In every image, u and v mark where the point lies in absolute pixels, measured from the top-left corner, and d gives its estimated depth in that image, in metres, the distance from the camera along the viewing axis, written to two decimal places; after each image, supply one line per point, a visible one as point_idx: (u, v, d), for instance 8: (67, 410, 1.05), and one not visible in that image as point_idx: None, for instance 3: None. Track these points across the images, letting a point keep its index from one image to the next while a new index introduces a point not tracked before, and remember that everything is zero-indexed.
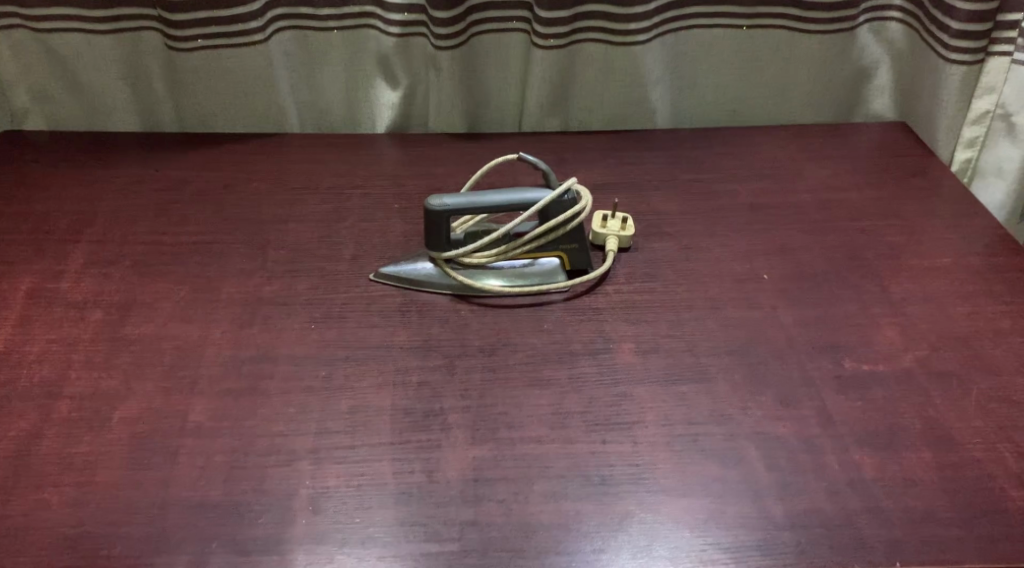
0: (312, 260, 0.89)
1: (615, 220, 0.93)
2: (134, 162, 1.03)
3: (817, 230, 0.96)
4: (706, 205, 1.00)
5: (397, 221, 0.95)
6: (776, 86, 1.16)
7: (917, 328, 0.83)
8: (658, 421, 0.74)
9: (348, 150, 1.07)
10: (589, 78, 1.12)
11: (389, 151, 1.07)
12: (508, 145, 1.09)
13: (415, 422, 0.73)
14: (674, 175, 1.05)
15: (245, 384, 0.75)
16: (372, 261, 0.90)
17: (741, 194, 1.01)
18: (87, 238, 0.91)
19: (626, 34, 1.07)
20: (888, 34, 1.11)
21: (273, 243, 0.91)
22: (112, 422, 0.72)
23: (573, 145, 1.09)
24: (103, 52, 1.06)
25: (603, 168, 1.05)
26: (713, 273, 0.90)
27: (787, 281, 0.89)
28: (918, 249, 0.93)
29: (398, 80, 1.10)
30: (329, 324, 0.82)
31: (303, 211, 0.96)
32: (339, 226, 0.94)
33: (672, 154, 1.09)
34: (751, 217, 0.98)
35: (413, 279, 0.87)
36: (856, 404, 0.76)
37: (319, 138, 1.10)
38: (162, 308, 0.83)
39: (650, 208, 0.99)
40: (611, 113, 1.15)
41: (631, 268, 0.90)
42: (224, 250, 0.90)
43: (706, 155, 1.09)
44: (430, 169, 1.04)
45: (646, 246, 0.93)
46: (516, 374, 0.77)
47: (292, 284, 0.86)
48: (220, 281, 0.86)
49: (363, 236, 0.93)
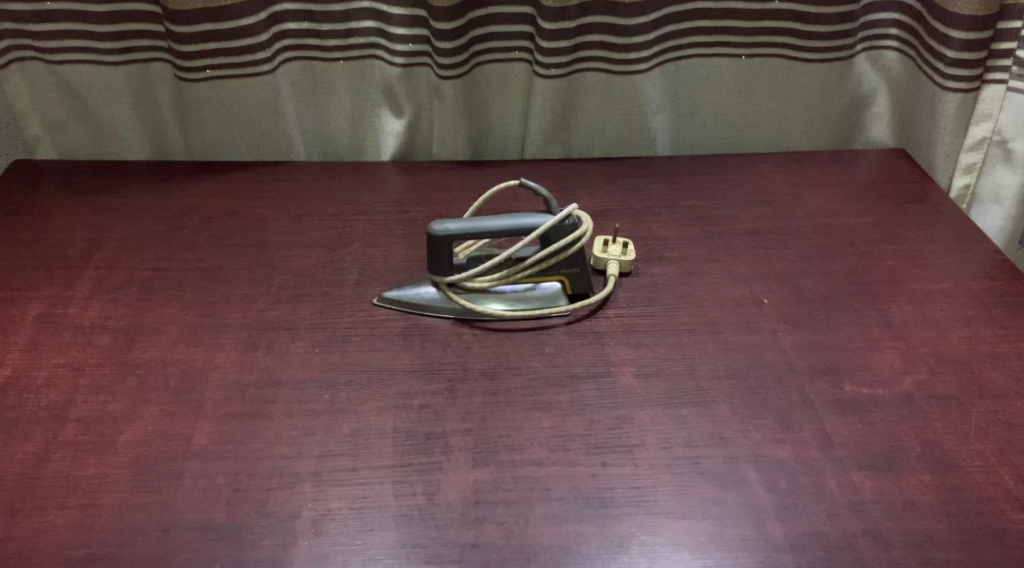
0: (317, 285, 0.91)
1: (615, 245, 0.94)
2: (143, 191, 1.05)
3: (815, 255, 0.97)
4: (706, 231, 1.01)
5: (401, 247, 0.97)
6: (775, 114, 1.17)
7: (916, 352, 0.84)
8: (658, 443, 0.74)
9: (353, 179, 1.10)
10: (591, 107, 1.13)
11: (394, 180, 1.10)
12: (510, 174, 1.11)
13: (416, 445, 0.73)
14: (673, 202, 1.06)
15: (249, 407, 0.76)
16: (376, 287, 0.91)
17: (740, 221, 1.03)
18: (96, 264, 0.92)
19: (625, 63, 1.09)
20: (884, 62, 1.13)
21: (279, 269, 0.93)
22: (117, 445, 0.72)
23: (575, 173, 1.11)
24: (115, 83, 1.08)
25: (605, 195, 1.07)
26: (714, 297, 0.91)
27: (787, 305, 0.90)
28: (915, 275, 0.94)
29: (403, 109, 1.12)
30: (332, 348, 0.83)
31: (308, 238, 0.98)
32: (344, 253, 0.96)
33: (671, 182, 1.10)
34: (751, 243, 0.99)
35: (416, 303, 0.88)
36: (856, 427, 0.76)
37: (325, 167, 1.12)
38: (168, 333, 0.84)
39: (650, 234, 1.00)
40: (613, 141, 1.17)
41: (632, 293, 0.91)
42: (230, 277, 0.92)
43: (704, 182, 1.10)
44: (433, 198, 1.06)
45: (646, 271, 0.94)
46: (517, 398, 0.78)
47: (296, 309, 0.87)
48: (225, 306, 0.87)
49: (368, 263, 0.95)
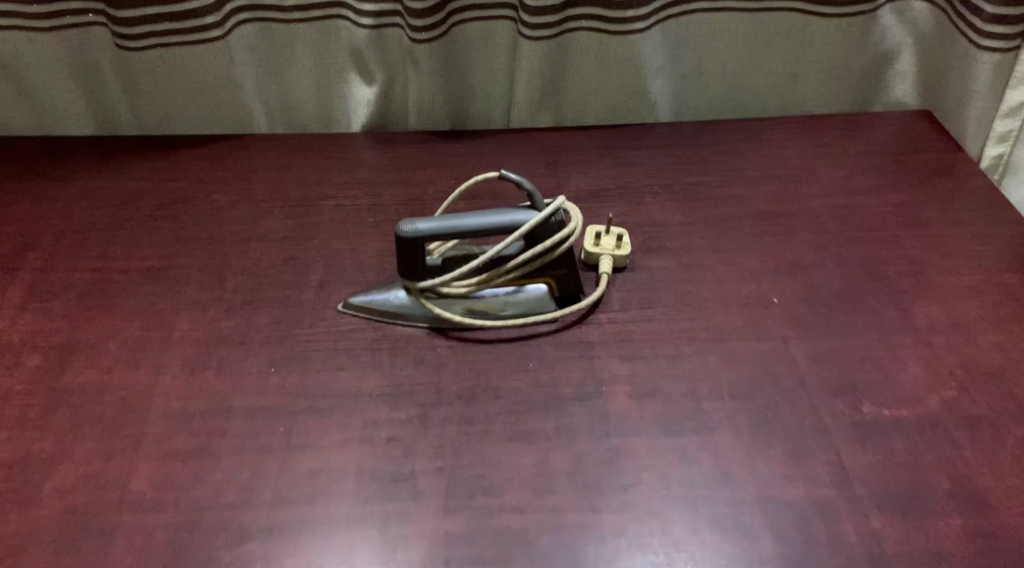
0: (277, 288, 0.82)
1: (609, 237, 0.85)
2: (86, 174, 0.95)
3: (830, 244, 0.88)
4: (709, 217, 0.92)
5: (371, 240, 0.87)
6: (788, 74, 1.06)
7: (944, 362, 0.75)
8: (654, 483, 0.66)
9: (320, 156, 0.99)
10: (583, 70, 1.02)
11: (365, 156, 0.99)
12: (494, 150, 1.01)
13: (382, 489, 0.65)
14: (672, 182, 0.96)
15: (194, 443, 0.68)
16: (342, 289, 0.82)
17: (747, 204, 0.93)
18: (28, 266, 0.83)
19: (622, 21, 0.97)
20: (912, 15, 1.01)
21: (234, 269, 0.84)
22: (43, 494, 0.64)
23: (565, 147, 1.01)
24: (48, 51, 0.96)
25: (597, 174, 0.98)
26: (717, 297, 0.82)
27: (799, 306, 0.81)
28: (943, 266, 0.85)
29: (373, 75, 1.01)
30: (290, 367, 0.74)
31: (268, 230, 0.89)
32: (307, 247, 0.87)
33: (672, 158, 1.00)
34: (759, 232, 0.90)
35: (385, 310, 0.79)
36: (877, 458, 0.67)
37: (290, 141, 1.01)
38: (105, 351, 0.75)
39: (647, 222, 0.91)
40: (608, 106, 1.05)
41: (627, 292, 0.82)
42: (179, 278, 0.83)
43: (708, 157, 1.00)
44: (408, 179, 0.96)
45: (643, 265, 0.85)
46: (497, 427, 0.69)
47: (251, 318, 0.79)
48: (173, 316, 0.79)
49: (334, 258, 0.85)
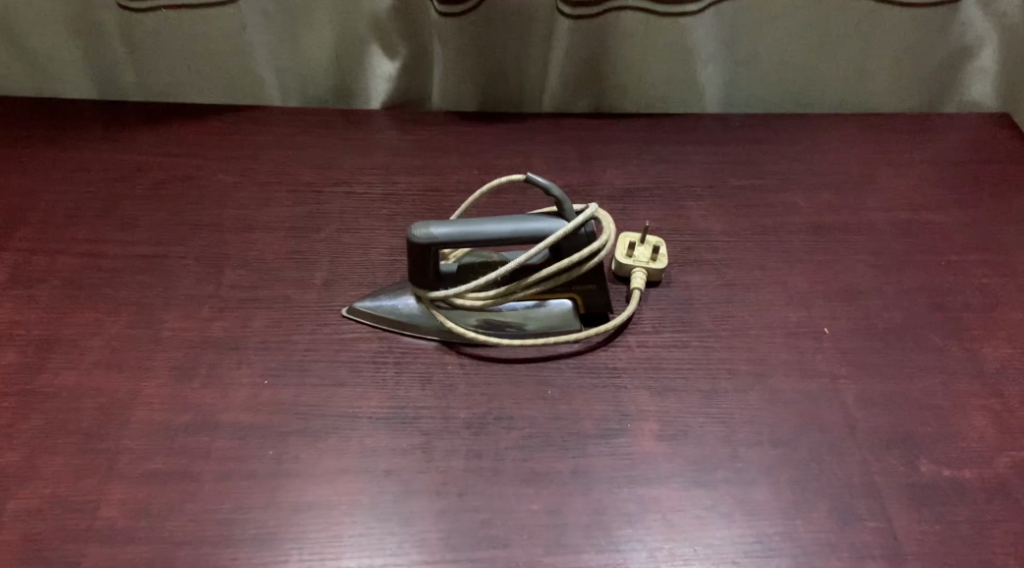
0: (278, 285, 0.75)
1: (644, 247, 0.77)
2: (83, 142, 0.88)
3: (890, 267, 0.79)
4: (756, 227, 0.83)
5: (383, 235, 0.80)
6: (852, 67, 0.96)
7: (1014, 416, 0.67)
8: (680, 544, 0.59)
9: (335, 135, 0.92)
10: (626, 55, 0.92)
11: (384, 138, 0.92)
12: (525, 138, 0.93)
13: (376, 532, 0.59)
14: (717, 184, 0.88)
15: (174, 464, 0.62)
16: (347, 290, 0.75)
17: (798, 215, 0.85)
18: (13, 246, 0.77)
19: (672, 3, 0.88)
20: (999, 6, 0.92)
21: (233, 260, 0.77)
22: (5, 517, 0.59)
23: (602, 138, 0.93)
24: (48, 6, 0.90)
25: (636, 170, 0.89)
26: (761, 323, 0.74)
27: (851, 339, 0.73)
28: (1017, 301, 0.76)
29: (397, 49, 0.93)
30: (285, 380, 0.68)
31: (274, 218, 0.82)
32: (314, 239, 0.80)
33: (718, 156, 0.91)
34: (811, 248, 0.81)
35: (392, 319, 0.72)
36: (934, 529, 0.60)
37: (304, 116, 0.94)
38: (86, 349, 0.69)
39: (687, 230, 0.83)
40: (652, 95, 0.96)
41: (660, 311, 0.74)
42: (172, 268, 0.76)
43: (758, 157, 0.91)
44: (429, 166, 0.88)
45: (679, 280, 0.77)
46: (507, 465, 0.62)
47: (247, 320, 0.72)
48: (163, 312, 0.72)
49: (342, 253, 0.78)
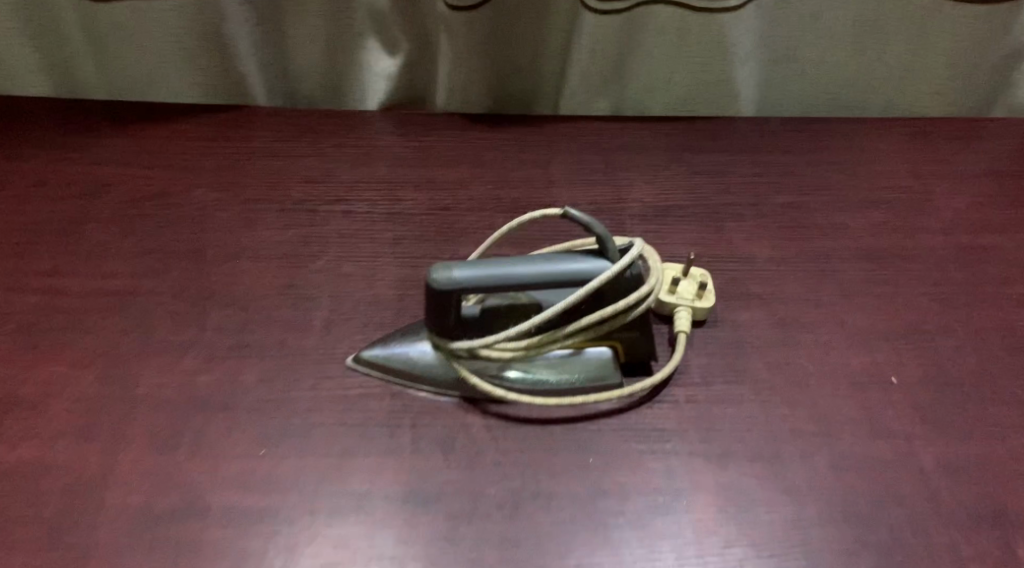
0: (271, 327, 0.65)
1: (689, 282, 0.69)
2: (38, 150, 0.77)
3: (958, 300, 0.71)
4: (807, 253, 0.74)
5: (390, 264, 0.70)
6: (901, 66, 0.87)
7: None
8: None
9: (329, 141, 0.81)
10: (654, 50, 0.84)
11: (384, 145, 0.81)
12: (542, 146, 0.82)
13: None
14: (760, 200, 0.79)
15: (160, 562, 0.53)
16: (352, 333, 0.65)
17: (851, 238, 0.76)
18: None
19: None
20: None
21: (217, 297, 0.67)
22: None
23: (628, 144, 0.83)
24: None
25: (668, 183, 0.80)
26: (821, 371, 0.66)
27: (923, 390, 0.65)
28: None
29: (397, 43, 0.83)
30: (286, 449, 0.58)
31: (263, 243, 0.71)
32: (311, 269, 0.69)
33: (758, 166, 0.82)
34: (868, 278, 0.73)
35: (406, 369, 0.62)
36: None
37: (293, 118, 0.83)
38: (49, 413, 0.59)
39: (731, 257, 0.74)
40: (680, 96, 0.88)
41: (708, 358, 0.66)
42: (147, 308, 0.65)
43: (802, 168, 0.82)
44: (437, 179, 0.78)
45: (727, 319, 0.69)
46: (548, 556, 0.55)
47: (237, 372, 0.62)
48: (138, 363, 0.62)
49: (343, 286, 0.68)
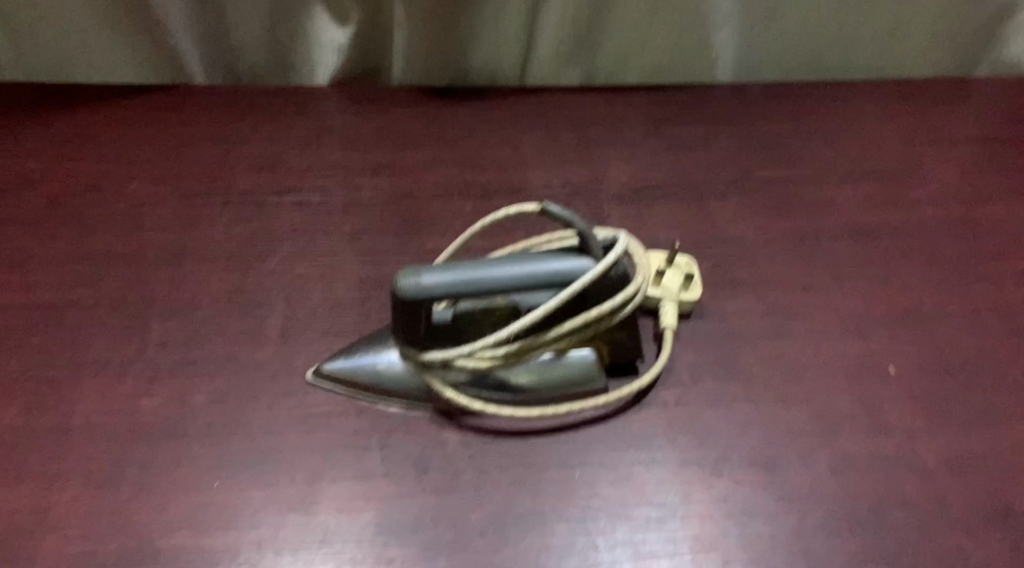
0: (221, 339, 0.59)
1: (675, 272, 0.64)
2: None
3: (953, 279, 0.67)
4: (794, 232, 0.70)
5: (349, 262, 0.65)
6: (884, 26, 0.83)
7: None
8: None
9: (276, 123, 0.74)
10: (626, 16, 0.78)
11: (338, 126, 0.74)
12: (509, 122, 0.77)
13: None
14: (743, 175, 0.74)
15: None
16: (312, 341, 0.60)
17: (840, 214, 0.71)
18: None
19: None
20: None
21: (159, 306, 0.61)
22: None
23: (601, 117, 0.78)
24: None
25: (645, 159, 0.75)
26: (815, 363, 0.62)
27: (921, 380, 0.61)
28: None
29: (348, 14, 0.76)
30: (242, 479, 0.53)
31: (207, 241, 0.65)
32: (262, 270, 0.63)
33: (739, 138, 0.77)
34: (860, 257, 0.68)
35: (374, 382, 0.57)
36: None
37: (236, 97, 0.76)
38: None
39: (715, 239, 0.69)
40: (654, 63, 0.83)
41: (697, 355, 0.62)
42: (80, 322, 0.59)
43: (785, 137, 0.77)
44: (397, 162, 0.72)
45: (714, 310, 0.64)
46: None
47: (186, 393, 0.56)
48: (74, 387, 0.56)
49: (299, 288, 0.62)
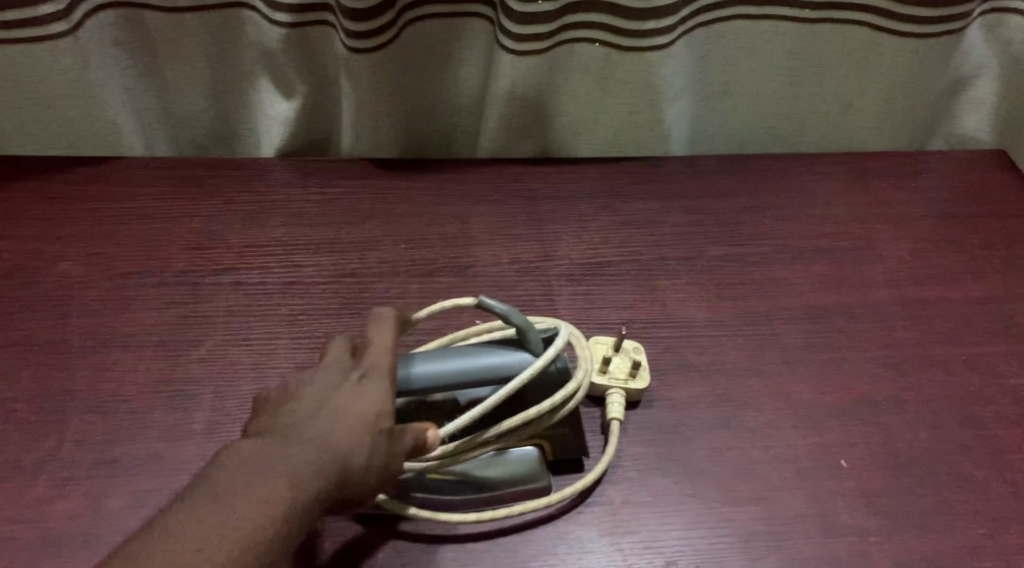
0: (145, 435, 0.56)
1: (621, 358, 0.62)
2: None
3: (907, 364, 0.66)
4: (747, 314, 0.68)
5: (286, 347, 0.62)
6: (838, 99, 0.82)
7: None
8: None
9: (216, 198, 0.72)
10: (578, 91, 0.77)
11: (280, 199, 0.72)
12: (458, 195, 0.75)
13: None
14: (696, 252, 0.72)
15: None
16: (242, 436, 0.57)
17: (793, 294, 0.70)
18: None
19: (639, 35, 0.72)
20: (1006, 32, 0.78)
21: (82, 401, 0.58)
22: None
23: (552, 190, 0.76)
24: None
25: (596, 235, 0.73)
26: (765, 455, 0.60)
27: (873, 474, 0.59)
28: None
29: (293, 87, 0.75)
30: None
31: (136, 326, 0.62)
32: (193, 358, 0.61)
33: (692, 213, 0.76)
34: (813, 341, 0.67)
35: None
36: None
37: (177, 169, 0.74)
38: None
39: (665, 321, 0.67)
40: (607, 137, 0.81)
41: (644, 447, 0.60)
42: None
43: (739, 211, 0.76)
44: (339, 237, 0.70)
45: (662, 397, 0.62)
46: None
47: (105, 497, 0.53)
48: None
49: (231, 377, 0.60)
